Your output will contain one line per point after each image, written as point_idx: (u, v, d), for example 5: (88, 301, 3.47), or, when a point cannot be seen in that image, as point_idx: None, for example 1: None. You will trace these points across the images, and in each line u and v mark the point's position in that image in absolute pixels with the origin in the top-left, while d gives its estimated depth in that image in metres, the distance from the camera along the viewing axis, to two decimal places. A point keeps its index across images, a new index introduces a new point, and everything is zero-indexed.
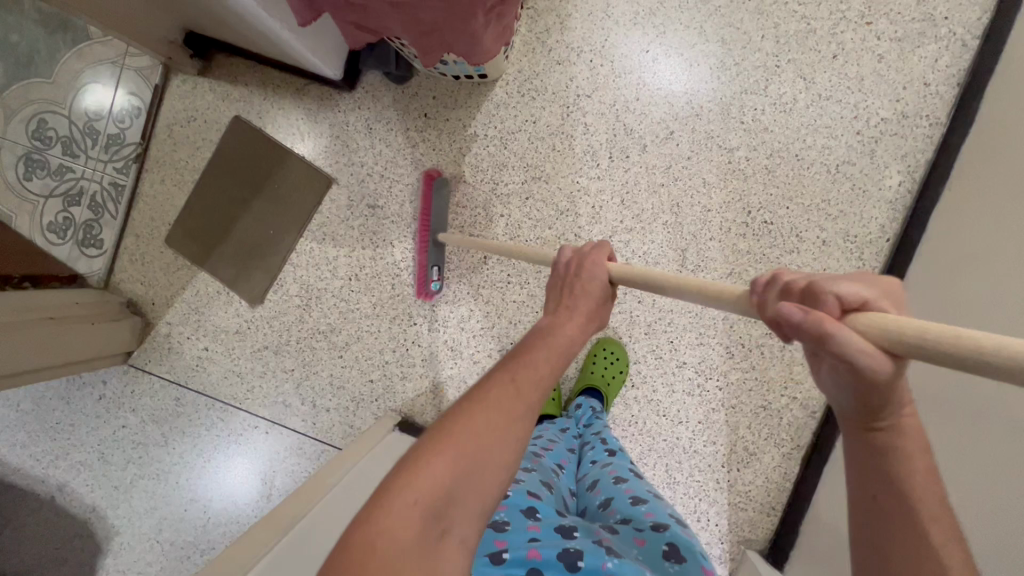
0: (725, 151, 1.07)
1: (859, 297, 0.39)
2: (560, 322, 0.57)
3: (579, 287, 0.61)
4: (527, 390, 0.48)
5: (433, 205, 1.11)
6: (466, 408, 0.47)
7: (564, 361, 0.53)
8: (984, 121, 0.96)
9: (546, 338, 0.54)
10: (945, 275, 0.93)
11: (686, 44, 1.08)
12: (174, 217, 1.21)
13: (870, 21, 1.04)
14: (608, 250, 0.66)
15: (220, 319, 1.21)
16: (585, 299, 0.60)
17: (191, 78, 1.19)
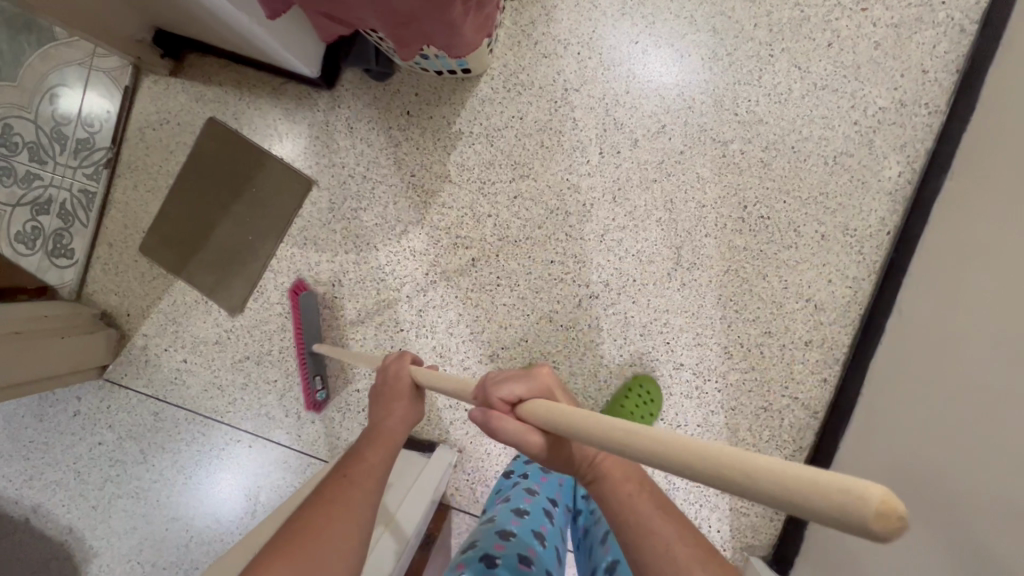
0: (719, 144, 1.04)
1: (516, 393, 0.55)
2: (380, 425, 0.74)
3: (393, 390, 0.78)
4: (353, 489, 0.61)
5: (304, 316, 1.09)
6: (297, 533, 0.54)
7: (394, 451, 0.71)
8: (986, 108, 0.92)
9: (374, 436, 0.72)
10: (965, 263, 0.86)
11: (677, 34, 1.04)
12: (148, 224, 1.16)
13: (865, 7, 1.01)
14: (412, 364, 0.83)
15: (198, 329, 1.16)
16: (400, 400, 0.77)
17: (162, 79, 1.14)
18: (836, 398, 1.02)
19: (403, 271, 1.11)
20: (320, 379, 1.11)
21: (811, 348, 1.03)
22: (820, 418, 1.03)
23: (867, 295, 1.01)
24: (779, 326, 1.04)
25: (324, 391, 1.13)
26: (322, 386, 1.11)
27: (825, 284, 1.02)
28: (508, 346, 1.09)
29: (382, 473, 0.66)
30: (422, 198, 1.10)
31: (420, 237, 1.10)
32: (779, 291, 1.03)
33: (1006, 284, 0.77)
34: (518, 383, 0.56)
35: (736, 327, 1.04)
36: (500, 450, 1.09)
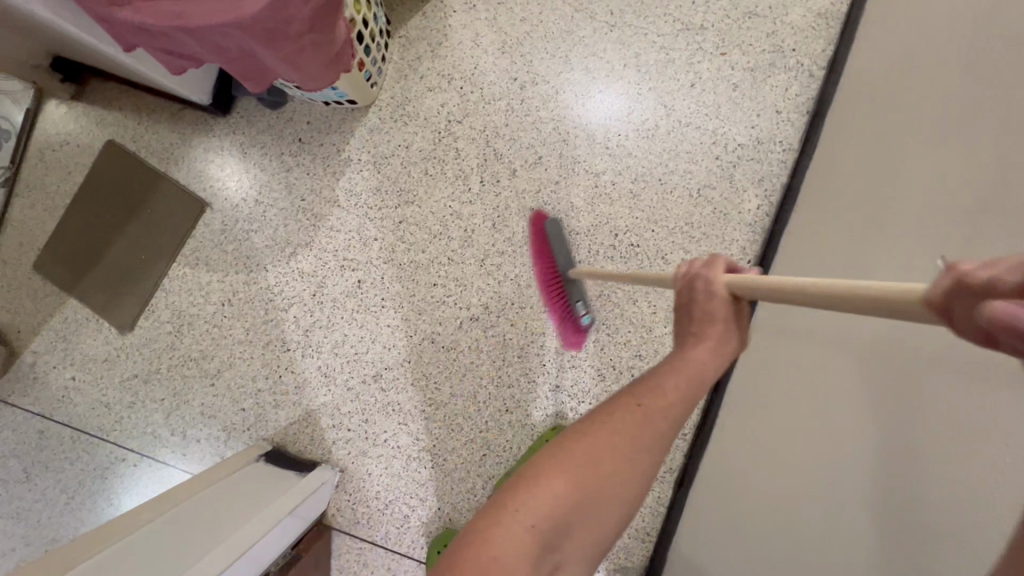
0: (592, 176, 1.09)
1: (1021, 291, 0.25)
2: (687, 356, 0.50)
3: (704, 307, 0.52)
4: (646, 414, 0.47)
5: (553, 245, 1.06)
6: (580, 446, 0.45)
7: (698, 385, 0.49)
8: (828, 131, 0.99)
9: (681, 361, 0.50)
10: (823, 247, 0.87)
11: (554, 72, 1.10)
12: (43, 242, 1.18)
13: (724, 51, 1.08)
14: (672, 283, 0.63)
15: (88, 347, 1.17)
16: (716, 322, 0.51)
17: (64, 103, 1.18)
18: (701, 421, 1.05)
19: (291, 292, 1.14)
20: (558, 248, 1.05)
21: None
22: (688, 440, 1.06)
23: None
24: (649, 349, 1.07)
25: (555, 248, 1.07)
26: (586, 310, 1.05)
27: None
28: (391, 367, 1.12)
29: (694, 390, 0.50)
30: (311, 221, 1.14)
31: (308, 259, 1.14)
32: (648, 316, 1.08)
33: (851, 253, 0.78)
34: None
35: (608, 350, 1.08)
36: (382, 470, 1.10)
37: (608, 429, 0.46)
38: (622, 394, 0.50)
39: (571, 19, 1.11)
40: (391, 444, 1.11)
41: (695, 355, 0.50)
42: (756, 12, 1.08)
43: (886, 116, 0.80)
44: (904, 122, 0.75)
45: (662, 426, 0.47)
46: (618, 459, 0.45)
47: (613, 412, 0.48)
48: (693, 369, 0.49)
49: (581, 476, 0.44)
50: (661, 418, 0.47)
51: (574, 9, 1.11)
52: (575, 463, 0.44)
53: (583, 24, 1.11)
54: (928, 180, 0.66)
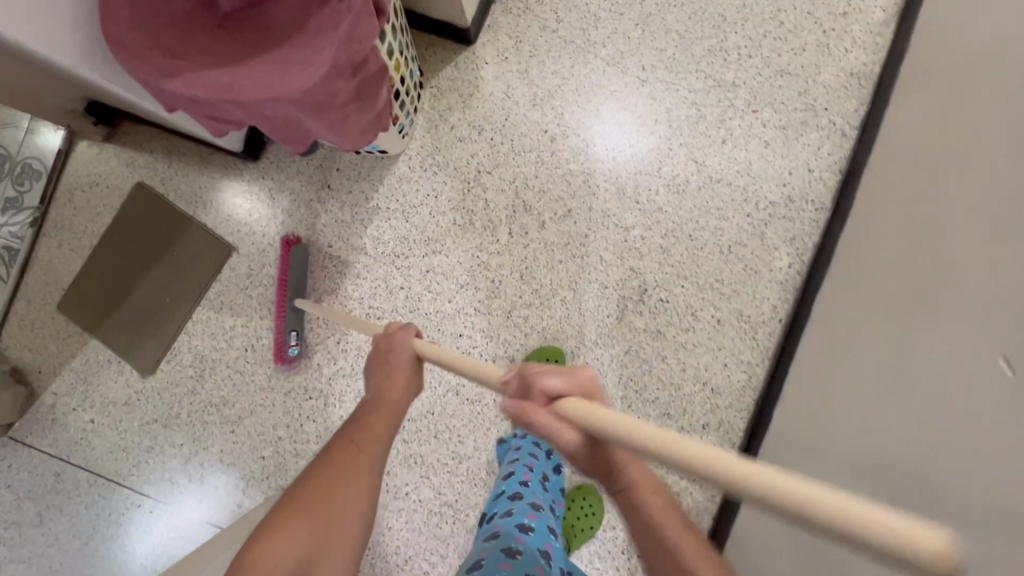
0: (621, 230, 1.09)
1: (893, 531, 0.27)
2: (382, 395, 0.68)
3: (392, 358, 0.70)
4: (366, 459, 0.61)
5: (293, 271, 1.11)
6: (314, 491, 0.58)
7: (395, 424, 0.66)
8: (875, 175, 0.97)
9: (376, 408, 0.66)
10: (873, 294, 0.83)
11: (584, 125, 1.11)
12: (68, 282, 1.18)
13: (755, 109, 1.08)
14: (560, 431, 0.51)
15: (109, 389, 1.16)
16: (400, 368, 0.69)
17: (95, 144, 1.18)
18: None
19: (315, 339, 1.13)
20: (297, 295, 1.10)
21: (708, 431, 1.05)
22: (717, 502, 1.04)
23: (761, 381, 1.04)
24: (678, 407, 1.06)
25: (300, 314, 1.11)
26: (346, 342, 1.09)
27: (721, 368, 1.05)
28: (414, 418, 1.10)
29: (394, 429, 0.66)
30: (338, 268, 1.13)
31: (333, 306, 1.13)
32: (677, 373, 1.06)
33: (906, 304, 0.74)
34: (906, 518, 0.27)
35: (636, 407, 1.06)
36: (402, 523, 1.08)
37: (317, 481, 0.59)
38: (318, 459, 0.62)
39: (602, 73, 1.11)
40: (412, 498, 1.09)
41: (371, 424, 0.64)
42: (788, 71, 1.08)
43: (938, 162, 0.78)
44: (946, 120, 0.79)
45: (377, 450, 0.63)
46: (335, 508, 0.57)
47: (320, 469, 0.60)
48: (391, 409, 0.66)
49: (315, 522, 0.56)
50: (356, 467, 0.60)
51: (605, 63, 1.11)
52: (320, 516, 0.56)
53: (614, 78, 1.11)
54: (986, 233, 0.63)
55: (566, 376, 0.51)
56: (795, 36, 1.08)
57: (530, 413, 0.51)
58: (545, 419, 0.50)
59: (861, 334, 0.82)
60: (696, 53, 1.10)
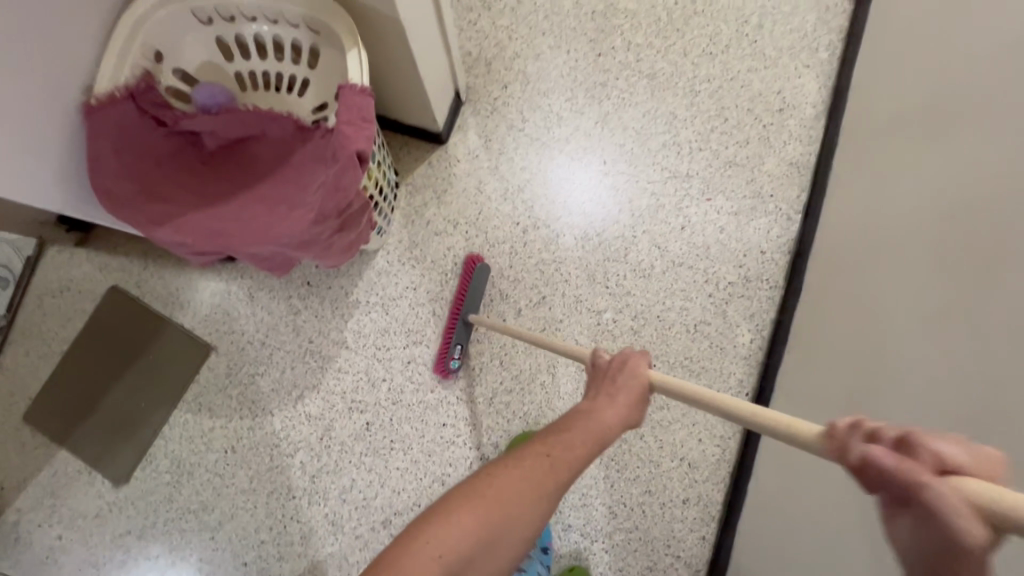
0: (594, 314, 1.14)
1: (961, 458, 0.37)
2: (596, 412, 0.61)
3: (619, 381, 0.65)
4: (556, 489, 0.53)
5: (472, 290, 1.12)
6: (494, 488, 0.51)
7: (598, 451, 0.59)
8: (858, 215, 1.01)
9: (589, 421, 0.60)
10: (865, 333, 0.88)
11: (554, 216, 1.17)
12: (36, 391, 1.14)
13: (709, 196, 1.18)
14: (939, 518, 0.35)
15: (78, 502, 1.11)
16: (624, 395, 0.63)
17: (66, 249, 1.18)
18: (713, 557, 1.06)
19: (297, 436, 1.12)
20: (459, 348, 1.10)
21: (688, 506, 1.09)
22: None
23: (734, 454, 1.10)
24: (658, 484, 1.09)
25: (457, 360, 1.11)
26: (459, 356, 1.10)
27: (696, 443, 1.10)
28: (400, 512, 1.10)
29: (590, 459, 0.58)
30: (319, 363, 1.14)
31: (315, 402, 1.13)
32: (655, 450, 1.10)
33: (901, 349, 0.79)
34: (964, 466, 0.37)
35: (618, 487, 1.10)
36: None
37: (498, 486, 0.51)
38: (499, 464, 0.54)
39: (567, 167, 1.19)
40: None
41: (574, 447, 0.56)
42: (735, 162, 1.19)
43: (930, 219, 0.83)
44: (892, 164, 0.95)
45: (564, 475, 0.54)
46: (506, 525, 0.50)
47: (500, 475, 0.52)
48: (596, 434, 0.59)
49: (485, 522, 0.49)
50: (537, 493, 0.52)
51: (569, 159, 1.19)
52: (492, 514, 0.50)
53: (578, 172, 1.19)
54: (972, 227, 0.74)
55: (971, 453, 0.38)
56: (738, 130, 1.19)
57: (920, 490, 0.36)
58: (913, 491, 0.37)
59: (844, 341, 0.92)
60: (652, 147, 1.19)
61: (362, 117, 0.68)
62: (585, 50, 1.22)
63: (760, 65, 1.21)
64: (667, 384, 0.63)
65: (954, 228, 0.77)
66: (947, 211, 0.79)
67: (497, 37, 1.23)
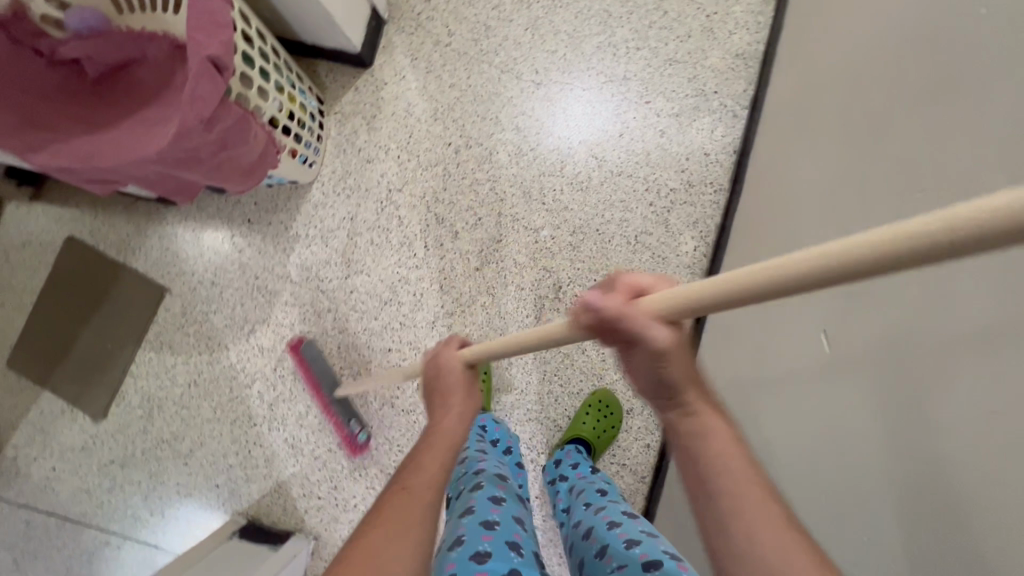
0: (531, 232, 1.12)
1: (648, 281, 0.44)
2: (440, 429, 0.61)
3: (445, 384, 0.65)
4: (422, 495, 0.51)
5: (314, 371, 1.12)
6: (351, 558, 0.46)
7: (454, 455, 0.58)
8: (789, 95, 0.96)
9: (434, 435, 0.60)
10: (792, 210, 0.83)
11: (486, 134, 1.13)
12: (15, 339, 1.22)
13: (648, 99, 1.11)
14: (651, 332, 0.41)
15: (65, 437, 1.21)
16: (456, 394, 0.64)
17: (24, 205, 1.23)
18: (658, 463, 1.07)
19: (253, 368, 1.17)
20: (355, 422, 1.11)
21: (633, 417, 1.09)
22: (648, 482, 1.08)
23: None
24: None
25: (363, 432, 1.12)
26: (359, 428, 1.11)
27: None
28: None
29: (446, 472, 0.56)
30: (266, 298, 1.17)
31: (266, 335, 1.17)
32: (597, 364, 1.10)
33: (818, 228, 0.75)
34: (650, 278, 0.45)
35: (561, 401, 1.10)
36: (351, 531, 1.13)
37: (367, 540, 0.47)
38: (356, 531, 0.49)
39: (499, 80, 1.14)
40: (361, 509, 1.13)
41: (423, 463, 0.55)
42: (676, 59, 1.10)
43: (848, 84, 0.75)
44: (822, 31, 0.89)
45: (430, 492, 0.52)
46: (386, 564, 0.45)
47: (355, 542, 0.47)
48: (451, 437, 0.60)
49: None
50: (414, 512, 0.49)
51: (500, 71, 1.13)
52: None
53: (511, 84, 1.13)
54: (868, 79, 0.70)
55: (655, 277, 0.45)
56: (679, 23, 1.10)
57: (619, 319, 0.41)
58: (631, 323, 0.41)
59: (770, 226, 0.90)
60: (586, 51, 1.12)
61: (214, 22, 0.65)
62: None
63: None
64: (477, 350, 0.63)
65: (865, 93, 0.70)
66: (864, 73, 0.72)
67: None
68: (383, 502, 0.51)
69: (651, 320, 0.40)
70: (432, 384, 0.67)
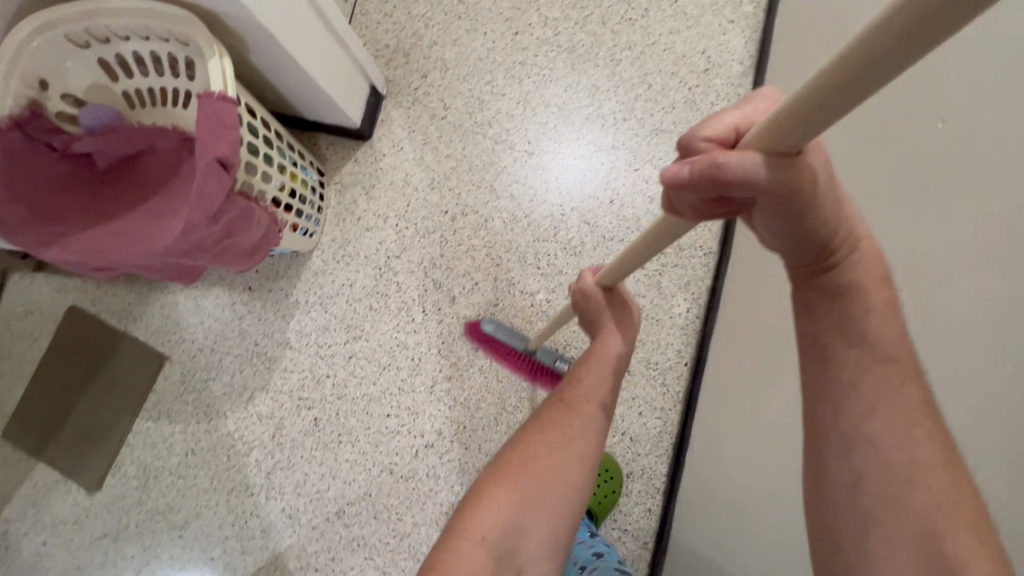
0: (527, 296, 1.14)
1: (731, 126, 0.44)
2: (594, 353, 0.79)
3: (590, 310, 0.81)
4: (576, 420, 0.73)
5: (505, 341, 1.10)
6: (526, 446, 0.71)
7: (605, 380, 0.76)
8: None
9: (589, 359, 0.78)
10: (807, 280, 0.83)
11: (482, 201, 1.17)
12: (11, 409, 1.22)
13: (637, 167, 1.15)
14: (752, 164, 0.39)
15: (58, 510, 1.19)
16: (606, 325, 0.80)
17: (26, 275, 1.24)
18: (660, 528, 1.06)
19: (250, 436, 1.17)
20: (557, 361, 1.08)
21: (632, 480, 1.08)
22: (650, 548, 1.07)
23: (676, 426, 1.08)
24: None
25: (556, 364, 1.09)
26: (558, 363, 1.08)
27: (637, 417, 1.09)
28: (353, 502, 1.13)
29: (599, 394, 0.75)
30: (265, 364, 1.18)
31: (265, 402, 1.17)
32: None
33: None
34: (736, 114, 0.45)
35: None
36: None
37: (537, 438, 0.71)
38: (530, 422, 0.75)
39: (493, 150, 1.18)
40: None
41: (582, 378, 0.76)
42: (662, 128, 1.15)
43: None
44: None
45: (582, 412, 0.73)
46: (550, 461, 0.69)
47: (527, 439, 0.72)
48: (597, 367, 0.77)
49: (526, 473, 0.68)
50: (565, 429, 0.72)
51: (494, 142, 1.18)
52: (531, 465, 0.68)
53: (505, 154, 1.18)
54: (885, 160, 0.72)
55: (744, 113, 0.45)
56: (664, 95, 1.16)
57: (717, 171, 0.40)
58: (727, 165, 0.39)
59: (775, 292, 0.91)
60: (576, 122, 1.17)
61: (221, 122, 0.69)
62: (502, 30, 1.20)
63: (682, 25, 1.17)
64: (607, 271, 0.73)
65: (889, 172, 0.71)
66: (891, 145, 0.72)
67: (413, 28, 1.21)
68: (542, 416, 0.74)
69: (753, 151, 0.39)
70: (582, 309, 0.82)
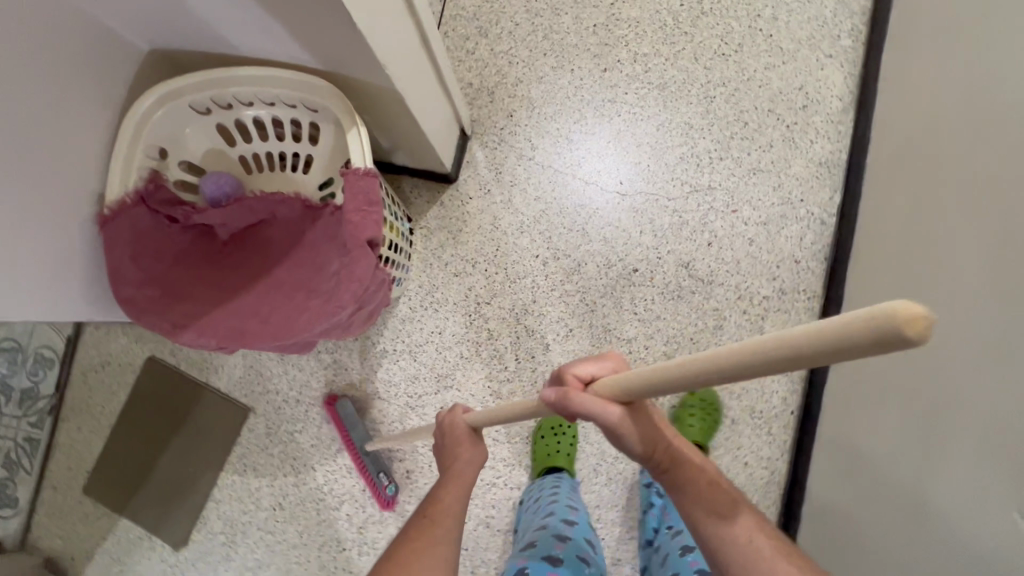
0: (624, 343, 1.11)
1: (590, 370, 0.54)
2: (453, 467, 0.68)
3: (456, 436, 0.72)
4: (442, 529, 0.59)
5: (350, 428, 1.12)
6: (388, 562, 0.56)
7: (468, 488, 0.66)
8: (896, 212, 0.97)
9: (453, 472, 0.67)
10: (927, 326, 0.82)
11: (574, 245, 1.14)
12: (91, 463, 1.19)
13: (735, 208, 1.12)
14: (609, 408, 0.50)
15: (142, 566, 1.16)
16: (467, 441, 0.71)
17: (102, 324, 1.20)
18: None
19: (340, 489, 1.14)
20: (384, 474, 1.10)
21: None
22: None
23: (784, 476, 1.06)
24: None
25: (392, 485, 1.12)
26: (388, 480, 1.10)
27: (742, 467, 1.07)
28: None
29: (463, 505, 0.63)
30: None
31: None
32: None
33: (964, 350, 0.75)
34: (591, 364, 0.55)
35: None
36: None
37: (404, 557, 0.56)
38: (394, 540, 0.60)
39: (583, 192, 1.15)
40: None
41: (439, 497, 0.64)
42: (760, 168, 1.12)
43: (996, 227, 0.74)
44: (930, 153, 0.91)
45: (450, 525, 0.60)
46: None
47: (396, 556, 0.56)
48: (465, 474, 0.67)
49: None
50: (435, 544, 0.57)
51: (584, 183, 1.15)
52: None
53: (596, 196, 1.15)
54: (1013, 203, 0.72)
55: (595, 363, 0.55)
56: (761, 133, 1.13)
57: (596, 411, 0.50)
58: (586, 402, 0.50)
59: None
60: (670, 161, 1.14)
61: (369, 201, 0.66)
62: (591, 66, 1.17)
63: (778, 60, 1.13)
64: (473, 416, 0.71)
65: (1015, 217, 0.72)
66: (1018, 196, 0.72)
67: (497, 65, 1.18)
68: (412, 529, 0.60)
69: (609, 398, 0.49)
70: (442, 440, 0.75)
